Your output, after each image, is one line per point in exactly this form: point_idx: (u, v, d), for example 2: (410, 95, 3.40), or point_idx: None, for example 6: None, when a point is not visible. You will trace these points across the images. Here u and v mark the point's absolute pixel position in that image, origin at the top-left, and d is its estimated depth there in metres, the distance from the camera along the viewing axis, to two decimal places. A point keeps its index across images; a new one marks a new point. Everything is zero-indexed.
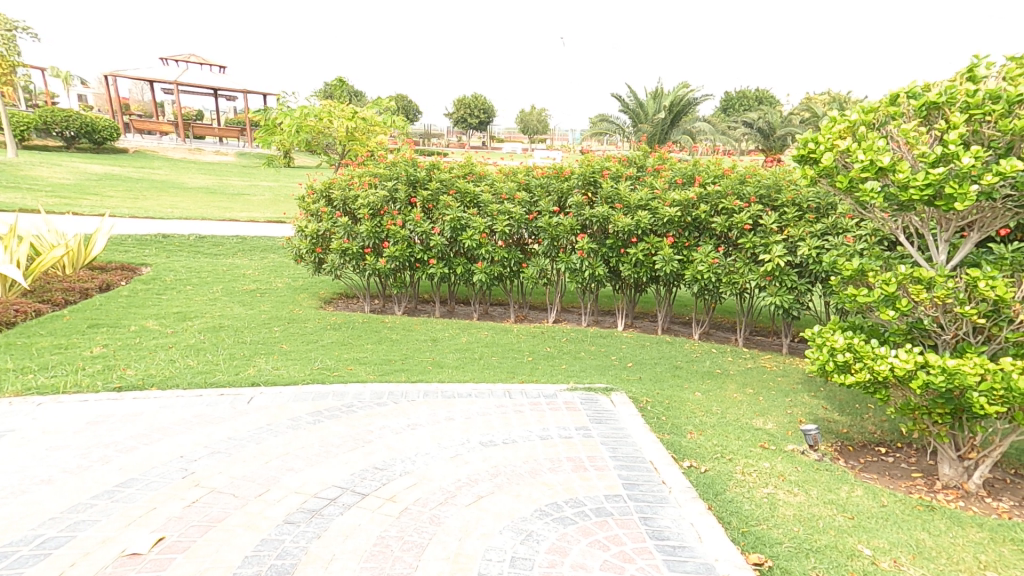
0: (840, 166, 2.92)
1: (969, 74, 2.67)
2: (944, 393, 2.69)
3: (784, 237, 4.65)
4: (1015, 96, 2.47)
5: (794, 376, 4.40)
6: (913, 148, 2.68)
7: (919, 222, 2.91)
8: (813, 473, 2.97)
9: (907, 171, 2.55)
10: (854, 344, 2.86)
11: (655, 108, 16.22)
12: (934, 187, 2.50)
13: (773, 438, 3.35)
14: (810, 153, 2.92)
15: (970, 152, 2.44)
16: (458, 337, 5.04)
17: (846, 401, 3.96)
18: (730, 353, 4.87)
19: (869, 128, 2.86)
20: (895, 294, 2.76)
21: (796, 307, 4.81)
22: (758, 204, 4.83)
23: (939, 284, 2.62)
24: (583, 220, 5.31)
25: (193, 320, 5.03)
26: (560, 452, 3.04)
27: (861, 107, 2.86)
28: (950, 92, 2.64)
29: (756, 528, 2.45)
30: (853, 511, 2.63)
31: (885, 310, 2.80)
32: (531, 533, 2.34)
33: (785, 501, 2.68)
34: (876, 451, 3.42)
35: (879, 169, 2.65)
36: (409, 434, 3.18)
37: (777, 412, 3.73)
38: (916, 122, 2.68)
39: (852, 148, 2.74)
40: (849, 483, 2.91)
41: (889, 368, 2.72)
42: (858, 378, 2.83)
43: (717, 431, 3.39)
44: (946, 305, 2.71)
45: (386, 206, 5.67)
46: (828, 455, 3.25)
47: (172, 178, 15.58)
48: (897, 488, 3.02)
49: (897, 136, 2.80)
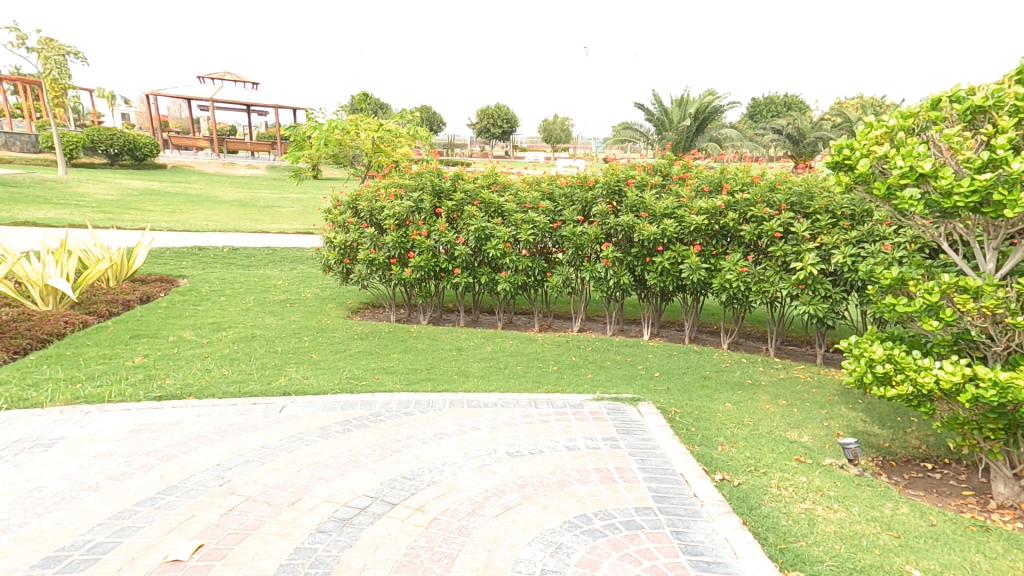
0: (877, 172, 2.85)
1: (1017, 77, 2.58)
2: (995, 408, 2.58)
3: (817, 245, 4.55)
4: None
5: (829, 388, 4.27)
6: (956, 154, 2.60)
7: (963, 229, 2.81)
8: (854, 489, 2.88)
9: (950, 177, 2.47)
10: (894, 355, 2.77)
11: (680, 115, 16.12)
12: (980, 194, 2.42)
13: (809, 452, 3.26)
14: (845, 160, 2.86)
15: (1018, 158, 2.35)
16: (483, 346, 5.05)
17: (886, 414, 3.83)
18: (761, 364, 4.76)
19: (908, 133, 2.78)
20: (938, 303, 2.67)
21: (830, 316, 4.68)
22: (789, 211, 4.74)
23: (987, 294, 2.53)
24: (608, 229, 5.28)
25: (226, 331, 5.15)
26: (587, 462, 3.01)
27: (899, 112, 2.79)
28: (997, 95, 2.56)
29: (795, 545, 2.38)
30: (899, 530, 2.53)
31: (928, 321, 2.71)
32: (561, 545, 2.32)
33: (825, 517, 2.60)
34: (921, 467, 3.30)
35: (920, 175, 2.58)
36: (437, 443, 3.18)
37: (812, 424, 3.63)
38: (958, 126, 2.60)
39: (890, 154, 2.68)
40: (893, 500, 2.81)
41: (933, 381, 2.62)
42: (900, 391, 2.74)
43: (750, 444, 3.31)
44: (995, 316, 2.61)
45: (411, 217, 5.73)
46: (869, 470, 3.15)
47: (207, 192, 16.07)
48: (947, 506, 2.90)
49: (938, 141, 2.71)
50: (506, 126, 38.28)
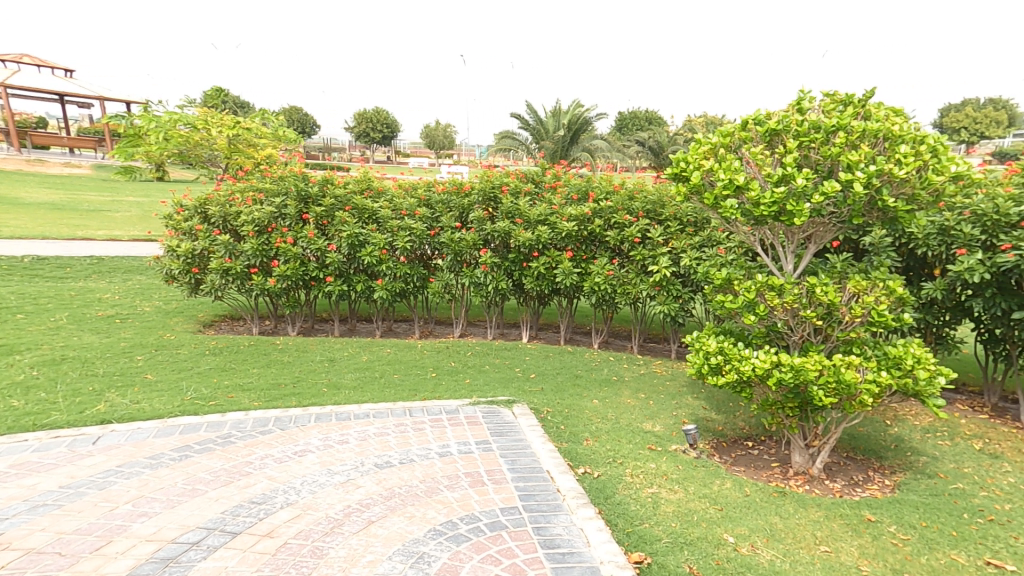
0: (707, 184, 3.17)
1: (797, 106, 3.04)
2: (793, 389, 3.00)
3: (669, 249, 4.96)
4: (826, 126, 2.85)
5: (679, 380, 4.68)
6: (761, 169, 2.97)
7: (770, 235, 3.21)
8: (692, 470, 3.16)
9: (757, 189, 2.83)
10: (724, 347, 3.10)
11: (555, 125, 16.94)
12: (778, 205, 2.80)
13: (659, 440, 3.53)
14: (682, 172, 3.16)
15: (802, 175, 2.77)
16: (357, 356, 4.83)
17: (722, 400, 4.28)
18: (626, 361, 5.10)
19: (727, 150, 3.13)
20: (755, 300, 3.04)
21: (681, 314, 5.12)
22: (645, 218, 5.14)
23: (788, 290, 2.95)
24: (484, 235, 5.35)
25: (23, 354, 4.42)
26: (458, 468, 2.99)
27: (720, 131, 3.15)
28: (785, 120, 2.99)
29: (639, 527, 2.56)
30: (723, 503, 2.82)
31: (748, 316, 3.06)
32: (423, 554, 2.27)
33: (667, 499, 2.82)
34: (745, 445, 3.72)
35: (737, 187, 2.91)
36: (296, 462, 2.98)
37: (664, 415, 3.94)
38: (762, 144, 2.98)
39: (715, 167, 3.00)
40: (721, 477, 3.12)
41: (751, 368, 2.97)
42: (728, 379, 3.06)
43: (610, 437, 3.50)
44: (794, 309, 3.01)
45: (274, 223, 5.37)
46: (705, 453, 3.48)
47: (14, 194, 13.68)
48: (759, 478, 3.29)
49: (748, 158, 3.07)
50: (387, 131, 37.45)
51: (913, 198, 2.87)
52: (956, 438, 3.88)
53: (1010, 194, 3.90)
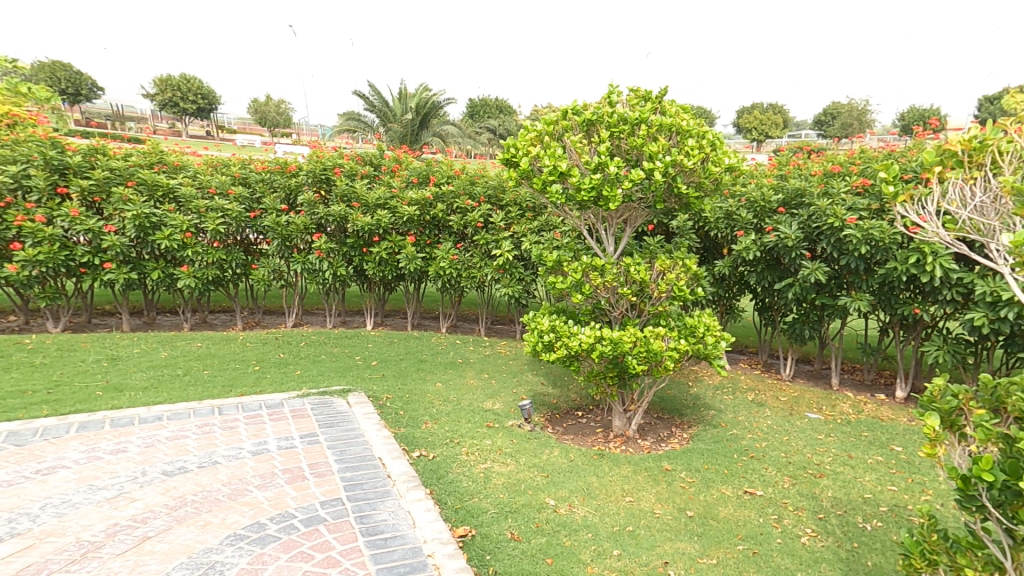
0: (536, 170, 3.36)
1: (608, 98, 3.34)
2: (613, 359, 3.34)
3: (510, 233, 5.17)
4: (630, 119, 3.21)
5: (522, 358, 4.95)
6: (581, 156, 3.25)
7: (593, 219, 3.53)
8: (525, 442, 3.38)
9: (577, 176, 3.10)
10: (556, 326, 3.34)
11: (403, 109, 16.55)
12: (596, 190, 3.10)
13: (497, 417, 3.70)
14: (512, 157, 3.31)
15: (613, 163, 3.10)
16: (155, 353, 4.29)
17: (558, 375, 4.62)
18: (472, 343, 5.24)
19: (552, 137, 3.36)
20: (581, 280, 3.32)
21: (525, 296, 5.36)
22: (487, 203, 5.26)
23: (606, 270, 3.28)
24: (318, 219, 5.09)
25: None
26: (274, 465, 2.85)
27: (545, 119, 3.35)
28: (598, 112, 3.29)
29: (468, 503, 2.68)
30: (549, 470, 3.07)
31: (575, 294, 3.34)
32: (213, 564, 2.13)
33: (498, 472, 2.99)
34: (575, 415, 4.06)
35: (561, 173, 3.16)
36: (35, 483, 2.61)
37: (505, 393, 4.14)
38: (581, 133, 3.25)
39: (541, 154, 3.21)
40: (550, 446, 3.39)
41: (579, 342, 3.25)
42: (559, 354, 3.31)
43: (450, 418, 3.59)
44: (613, 287, 3.37)
45: (14, 197, 4.55)
46: (539, 425, 3.73)
47: None
48: (585, 444, 3.62)
49: (570, 145, 3.33)
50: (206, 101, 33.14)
51: (700, 185, 3.31)
52: (737, 392, 4.65)
53: (774, 184, 4.75)
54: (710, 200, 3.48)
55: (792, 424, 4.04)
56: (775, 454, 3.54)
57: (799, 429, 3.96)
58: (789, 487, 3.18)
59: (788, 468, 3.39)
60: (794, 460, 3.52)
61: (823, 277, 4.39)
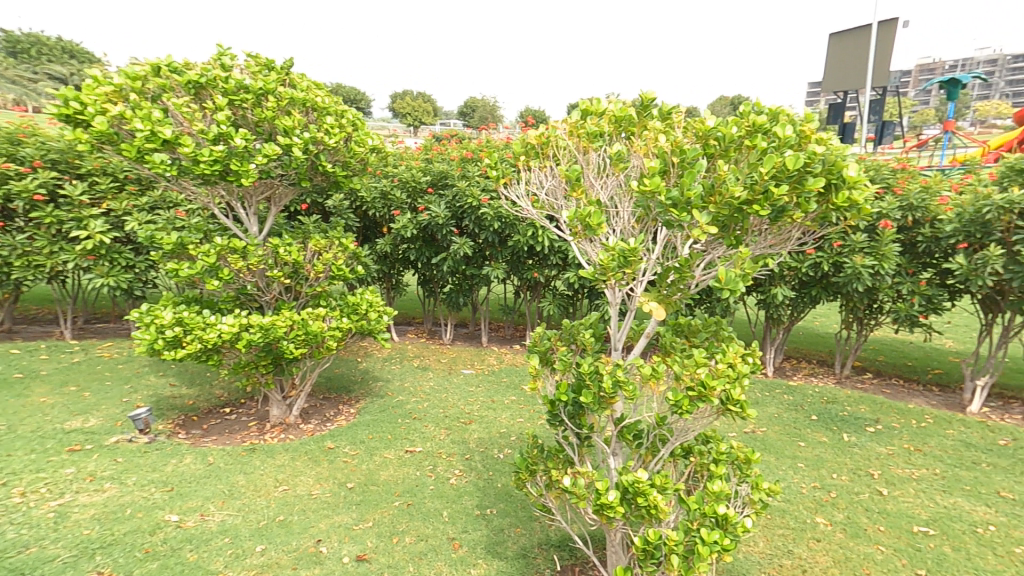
0: (121, 132, 3.25)
1: (221, 63, 3.49)
2: (263, 347, 3.48)
3: (103, 209, 5.56)
4: (254, 89, 3.38)
5: (137, 363, 5.24)
6: (191, 123, 3.31)
7: (224, 194, 3.69)
8: (138, 458, 3.54)
9: (189, 146, 3.14)
10: (182, 319, 3.23)
11: None
12: (219, 162, 3.22)
13: (88, 437, 3.78)
14: (75, 113, 3.11)
15: (235, 133, 3.27)
16: None
17: (197, 372, 5.11)
18: (48, 351, 5.35)
19: (141, 95, 3.29)
20: (217, 265, 3.39)
21: (137, 284, 5.98)
22: (52, 171, 5.43)
23: (249, 253, 3.42)
24: None
25: None
26: None
27: (127, 75, 3.25)
28: (207, 75, 3.38)
29: (28, 550, 2.63)
30: (173, 483, 3.29)
31: (211, 280, 3.37)
32: None
33: (83, 505, 3.02)
34: (221, 413, 4.39)
35: (162, 140, 3.13)
36: None
37: (104, 405, 4.29)
38: (183, 97, 3.32)
39: (127, 114, 3.10)
40: (178, 455, 3.60)
41: (217, 334, 3.24)
42: (190, 350, 3.20)
43: (17, 450, 3.55)
44: (259, 270, 3.55)
45: None
46: (164, 433, 3.91)
47: None
48: (229, 442, 3.89)
49: (174, 110, 3.33)
50: None
51: (347, 164, 3.94)
52: (404, 360, 5.40)
53: (421, 167, 5.30)
54: (358, 177, 4.17)
55: (447, 380, 4.93)
56: (436, 411, 4.37)
57: (463, 383, 4.84)
58: (450, 434, 4.02)
59: (451, 419, 4.23)
60: (451, 412, 4.41)
61: (469, 250, 5.17)
